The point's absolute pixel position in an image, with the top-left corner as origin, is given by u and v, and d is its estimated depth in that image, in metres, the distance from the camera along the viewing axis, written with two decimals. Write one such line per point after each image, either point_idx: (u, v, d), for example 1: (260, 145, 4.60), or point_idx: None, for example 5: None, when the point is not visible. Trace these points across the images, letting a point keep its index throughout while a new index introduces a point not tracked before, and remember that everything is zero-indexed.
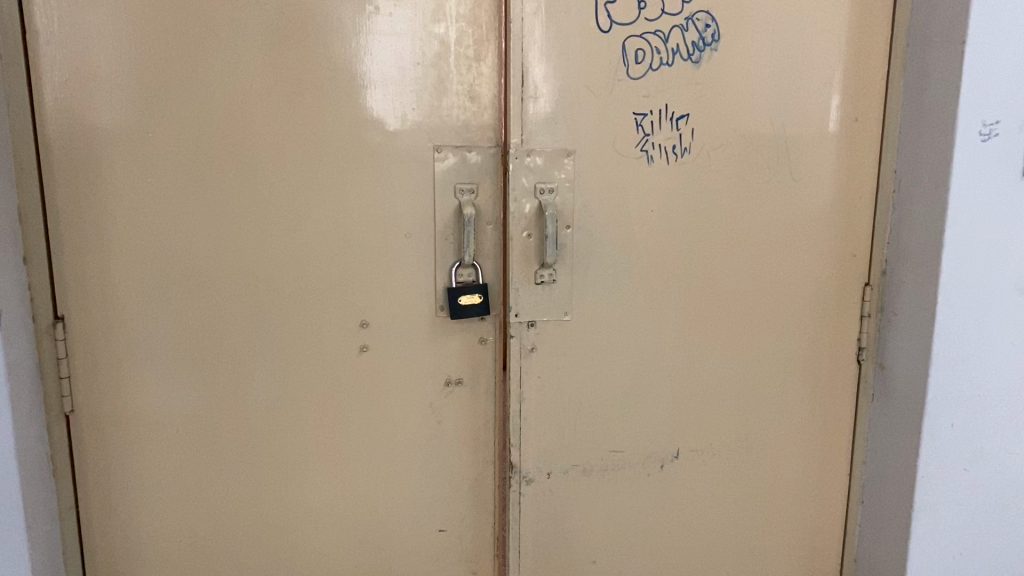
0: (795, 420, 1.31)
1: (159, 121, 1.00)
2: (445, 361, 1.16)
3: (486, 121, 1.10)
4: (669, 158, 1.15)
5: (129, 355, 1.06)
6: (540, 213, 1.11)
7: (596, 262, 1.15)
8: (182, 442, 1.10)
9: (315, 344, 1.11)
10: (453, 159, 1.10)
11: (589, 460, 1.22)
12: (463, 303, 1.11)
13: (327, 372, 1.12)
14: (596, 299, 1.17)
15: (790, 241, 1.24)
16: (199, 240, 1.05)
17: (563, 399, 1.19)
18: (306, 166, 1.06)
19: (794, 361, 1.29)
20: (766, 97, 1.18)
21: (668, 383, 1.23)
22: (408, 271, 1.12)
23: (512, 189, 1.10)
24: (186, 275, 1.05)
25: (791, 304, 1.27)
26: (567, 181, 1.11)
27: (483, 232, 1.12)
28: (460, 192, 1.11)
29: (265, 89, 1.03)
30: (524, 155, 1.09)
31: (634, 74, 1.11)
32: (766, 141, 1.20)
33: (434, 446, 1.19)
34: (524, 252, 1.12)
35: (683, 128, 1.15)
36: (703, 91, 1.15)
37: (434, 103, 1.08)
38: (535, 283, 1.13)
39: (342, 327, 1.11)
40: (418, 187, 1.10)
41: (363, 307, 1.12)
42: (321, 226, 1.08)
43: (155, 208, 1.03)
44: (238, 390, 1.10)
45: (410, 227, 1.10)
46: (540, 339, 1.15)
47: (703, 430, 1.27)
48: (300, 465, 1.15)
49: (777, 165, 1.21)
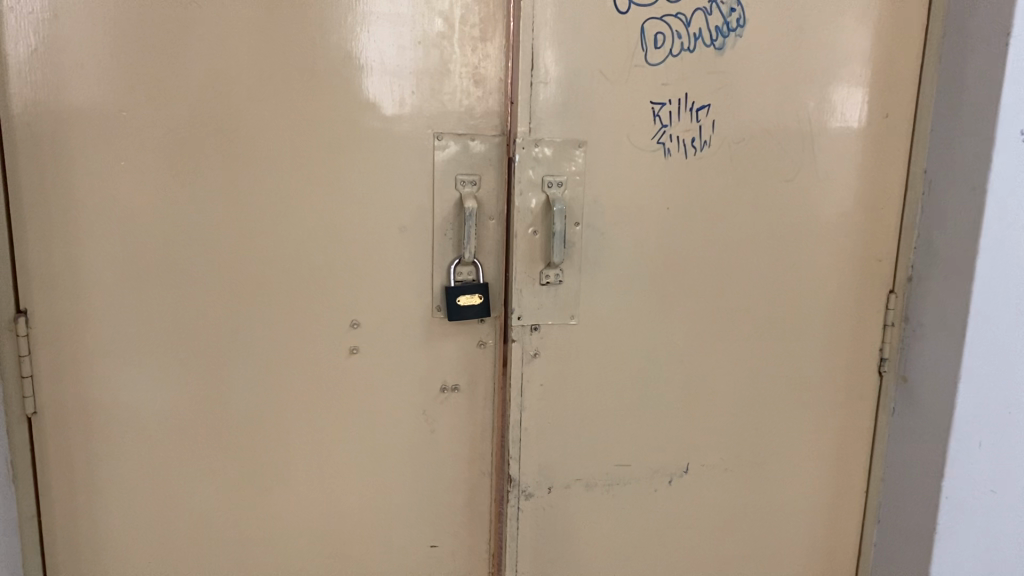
0: (811, 433, 1.24)
1: (135, 99, 0.92)
2: (440, 365, 1.08)
3: (490, 108, 1.02)
4: (687, 151, 1.07)
5: (100, 353, 0.97)
6: (548, 208, 1.02)
7: (606, 263, 1.07)
8: (156, 447, 1.02)
9: (301, 345, 1.03)
10: (454, 148, 1.01)
11: (593, 475, 1.14)
12: (462, 303, 1.03)
13: (313, 375, 1.04)
14: (605, 303, 1.08)
15: (811, 244, 1.16)
16: (176, 230, 0.96)
17: (568, 409, 1.10)
18: (296, 152, 0.97)
19: (813, 371, 1.21)
20: (793, 88, 1.10)
21: (679, 394, 1.15)
22: (403, 269, 1.04)
23: (518, 182, 1.01)
24: (163, 268, 0.97)
25: (810, 311, 1.19)
26: (578, 174, 1.03)
27: (485, 227, 1.04)
28: (462, 183, 1.02)
29: (250, 66, 0.94)
30: (533, 146, 1.00)
31: (653, 60, 1.02)
32: (791, 136, 1.11)
33: (427, 456, 1.11)
34: (529, 251, 1.03)
35: (704, 119, 1.06)
36: (726, 80, 1.06)
37: (435, 87, 0.99)
38: (540, 284, 1.04)
39: (330, 327, 1.03)
40: (416, 177, 1.01)
41: (353, 306, 1.03)
42: (310, 217, 0.99)
43: (130, 194, 0.94)
44: (217, 392, 1.02)
45: (406, 221, 1.02)
46: (544, 344, 1.07)
47: (715, 444, 1.19)
48: (284, 474, 1.07)
49: (801, 162, 1.13)
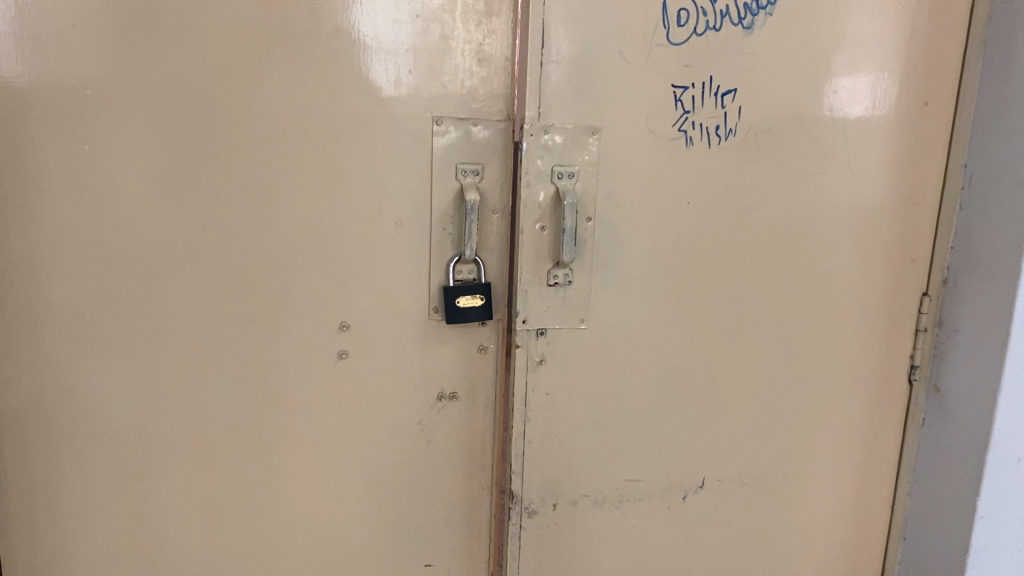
0: (835, 446, 1.15)
1: (100, 75, 0.82)
2: (437, 372, 0.99)
3: (495, 90, 0.92)
4: (711, 140, 0.97)
5: (62, 357, 0.88)
6: (557, 201, 0.93)
7: (620, 262, 0.98)
8: (124, 460, 0.93)
9: (285, 349, 0.94)
10: (455, 134, 0.92)
11: (601, 490, 1.05)
12: (461, 305, 0.94)
13: (298, 382, 0.95)
14: (617, 306, 0.99)
15: (841, 243, 1.07)
16: (146, 223, 0.87)
17: (575, 420, 1.01)
18: (280, 136, 0.88)
19: (838, 380, 1.13)
20: (825, 73, 1.00)
21: (695, 403, 1.06)
22: (398, 267, 0.94)
23: (525, 172, 0.91)
24: (132, 264, 0.87)
25: (838, 315, 1.10)
26: (591, 164, 0.93)
27: (487, 222, 0.95)
28: (462, 173, 0.93)
29: (229, 40, 0.84)
30: (542, 133, 0.90)
31: (675, 40, 0.93)
32: (822, 125, 1.02)
33: (422, 469, 1.02)
34: (537, 248, 0.94)
35: (729, 105, 0.97)
36: (755, 63, 0.96)
37: (435, 67, 0.90)
38: (547, 284, 0.95)
39: (317, 330, 0.94)
40: (413, 166, 0.92)
41: (343, 307, 0.94)
42: (295, 209, 0.90)
43: (95, 182, 0.85)
44: (191, 400, 0.93)
45: (402, 214, 0.93)
46: (551, 350, 0.97)
47: (733, 457, 1.10)
48: (265, 489, 0.98)
49: (833, 154, 1.03)
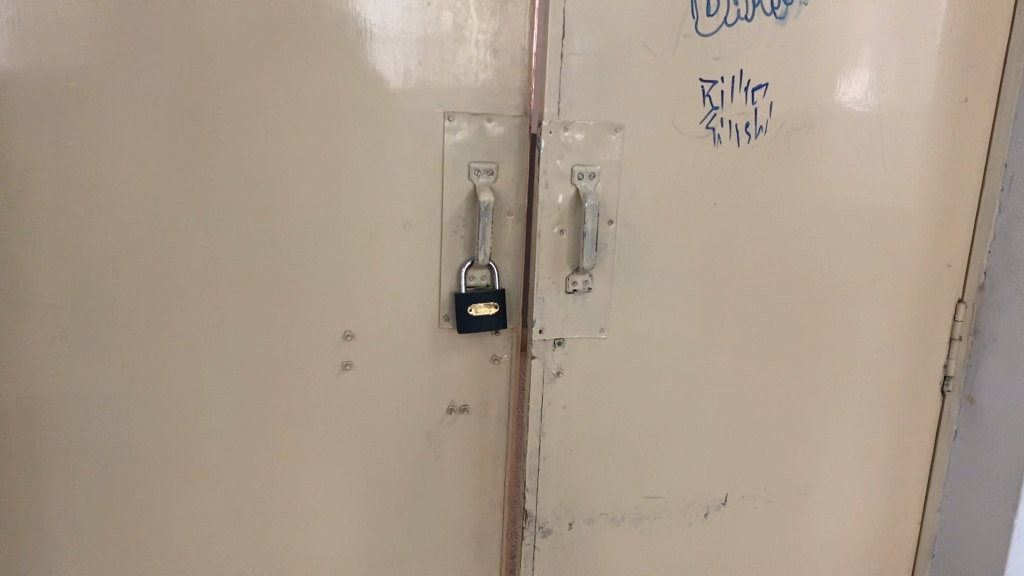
0: (864, 461, 1.09)
1: (85, 66, 0.76)
2: (447, 384, 0.93)
3: (511, 83, 0.86)
4: (739, 138, 0.91)
5: (46, 370, 0.82)
6: (577, 203, 0.87)
7: (642, 268, 0.92)
8: (113, 478, 0.87)
9: (285, 359, 0.88)
10: (469, 130, 0.86)
11: (619, 508, 0.99)
12: (474, 313, 0.88)
13: (299, 394, 0.89)
14: (638, 313, 0.93)
15: (874, 247, 1.01)
16: (136, 226, 0.81)
17: (593, 435, 0.95)
18: (280, 133, 0.82)
19: (867, 391, 1.07)
20: (861, 67, 0.94)
21: (718, 416, 1.00)
22: (406, 272, 0.88)
23: (543, 172, 0.85)
24: (122, 270, 0.81)
25: (869, 323, 1.04)
26: (613, 163, 0.87)
27: (502, 224, 0.89)
28: (476, 172, 0.87)
29: (224, 28, 0.78)
30: (561, 130, 0.84)
31: (704, 30, 0.86)
32: (858, 122, 0.96)
33: (430, 485, 0.96)
34: (555, 253, 0.88)
35: (760, 100, 0.91)
36: (788, 55, 0.90)
37: (446, 58, 0.83)
38: (566, 291, 0.89)
39: (319, 339, 0.88)
40: (423, 165, 0.86)
41: (348, 315, 0.88)
42: (297, 211, 0.84)
43: (80, 181, 0.78)
44: (186, 414, 0.87)
45: (411, 216, 0.87)
46: (568, 361, 0.92)
47: (757, 472, 1.05)
48: (264, 508, 0.92)
49: (868, 153, 0.97)
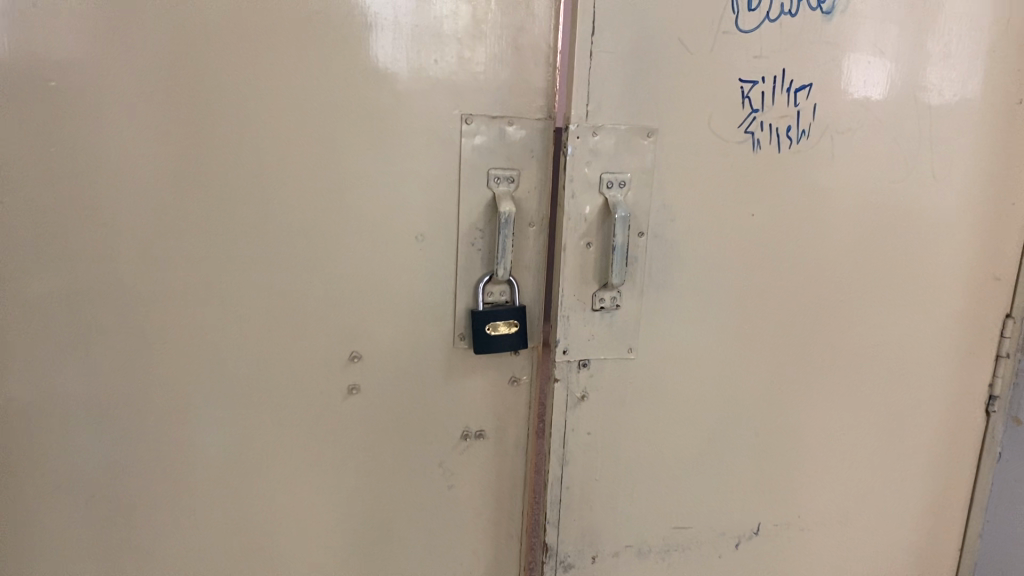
0: (903, 486, 1.03)
1: (67, 65, 0.68)
2: (462, 408, 0.86)
3: (534, 83, 0.79)
4: (780, 143, 0.84)
5: (27, 398, 0.75)
6: (605, 214, 0.80)
7: (674, 283, 0.85)
8: (102, 512, 0.80)
9: (287, 383, 0.81)
10: (488, 135, 0.78)
11: (646, 540, 0.93)
12: (492, 332, 0.81)
13: (302, 419, 0.83)
14: (669, 332, 0.86)
15: (920, 260, 0.94)
16: (125, 240, 0.73)
17: (618, 462, 0.89)
18: (283, 137, 0.74)
19: (908, 412, 1.00)
20: (912, 66, 0.87)
21: (751, 441, 0.94)
22: (418, 289, 0.81)
23: (569, 180, 0.78)
24: (109, 288, 0.74)
25: (912, 341, 0.97)
26: (644, 171, 0.80)
27: (523, 236, 0.82)
28: (496, 180, 0.80)
29: (221, 23, 0.71)
30: (590, 134, 0.77)
31: (745, 26, 0.79)
32: (907, 125, 0.88)
33: (443, 515, 0.90)
34: (581, 268, 0.81)
35: (804, 102, 0.83)
36: (834, 53, 0.83)
37: (465, 55, 0.76)
38: (592, 309, 0.82)
39: (324, 361, 0.81)
40: (438, 173, 0.79)
41: (355, 334, 0.81)
42: (300, 222, 0.77)
43: (63, 192, 0.71)
44: (180, 444, 0.80)
45: (424, 228, 0.80)
46: (593, 384, 0.85)
47: (792, 500, 0.98)
48: (265, 540, 0.86)
49: (916, 159, 0.90)
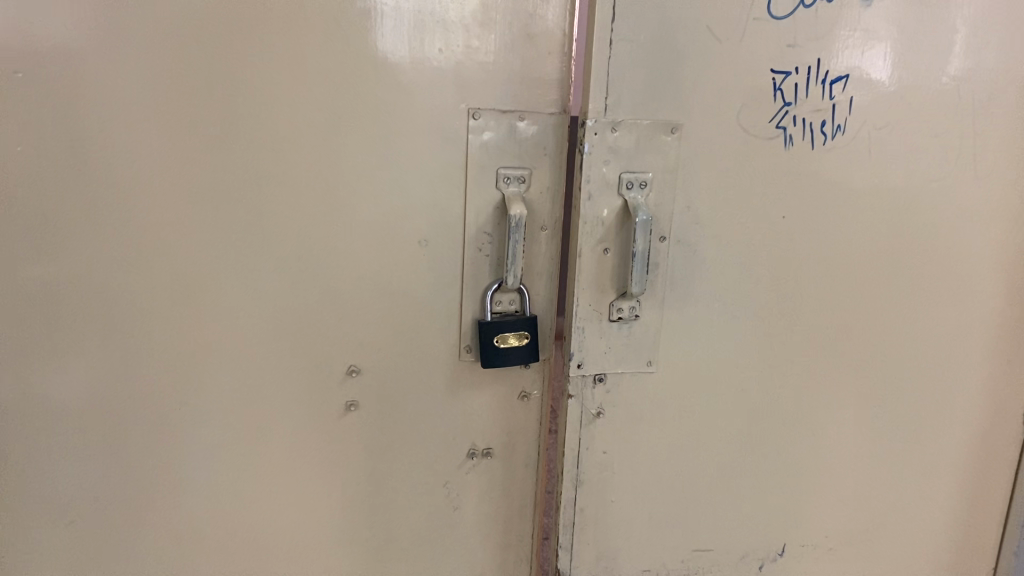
0: (935, 507, 0.96)
1: (36, 57, 0.63)
2: (468, 425, 0.80)
3: (547, 74, 0.72)
4: (814, 140, 0.77)
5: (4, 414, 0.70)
6: (625, 218, 0.73)
7: (697, 291, 0.79)
8: (88, 532, 0.76)
9: (280, 399, 0.75)
10: (497, 131, 0.72)
11: (663, 564, 0.89)
12: (501, 345, 0.75)
13: (296, 438, 0.77)
14: (691, 344, 0.80)
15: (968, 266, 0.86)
16: (103, 246, 0.68)
17: (634, 481, 0.83)
18: (274, 134, 0.68)
19: (945, 430, 0.93)
20: (963, 55, 0.79)
21: (777, 459, 0.88)
22: (421, 298, 0.75)
23: (586, 181, 0.71)
24: (89, 298, 0.69)
25: (956, 353, 0.89)
26: (666, 170, 0.74)
27: (535, 241, 0.75)
28: (505, 180, 0.73)
29: (203, 9, 0.64)
30: (608, 131, 0.71)
31: (778, 11, 0.72)
32: (956, 119, 0.80)
33: (448, 538, 0.84)
34: (598, 276, 0.74)
35: (840, 95, 0.76)
36: (876, 41, 0.76)
37: (471, 44, 0.70)
38: (609, 320, 0.76)
39: (319, 376, 0.76)
40: (442, 173, 0.72)
41: (352, 348, 0.75)
42: (294, 228, 0.71)
43: (36, 194, 0.66)
44: (167, 463, 0.75)
45: (427, 233, 0.73)
46: (609, 399, 0.79)
47: (819, 520, 0.92)
48: (259, 563, 0.81)
49: (967, 156, 0.82)
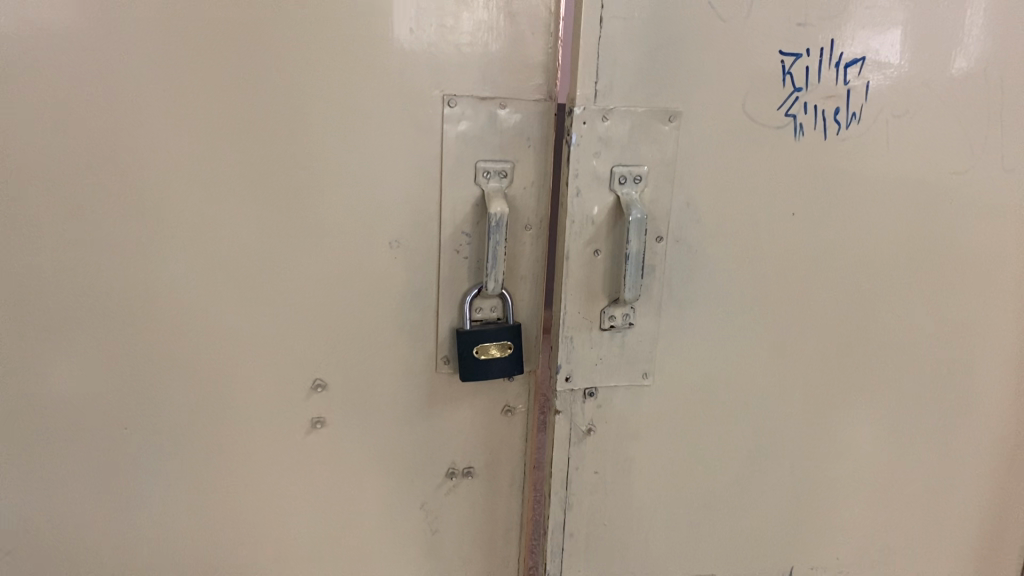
0: (957, 531, 0.89)
1: None
2: (447, 443, 0.73)
3: (532, 57, 0.65)
4: (826, 129, 0.70)
5: None
6: (617, 216, 0.66)
7: (697, 296, 0.72)
8: (33, 562, 0.69)
9: (238, 418, 0.69)
10: (476, 120, 0.65)
11: None
12: (482, 357, 0.68)
13: (258, 459, 0.70)
14: (690, 353, 0.73)
15: (996, 270, 0.78)
16: (40, 250, 0.62)
17: (628, 502, 0.77)
18: (227, 122, 0.61)
19: (970, 448, 0.85)
20: (995, 36, 0.71)
21: (783, 477, 0.81)
22: (393, 306, 0.68)
23: (573, 175, 0.64)
24: (27, 306, 0.63)
25: (982, 364, 0.82)
26: (663, 163, 0.67)
27: (518, 241, 0.68)
28: (485, 174, 0.66)
29: None
30: (598, 120, 0.64)
31: None
32: (986, 107, 0.73)
33: (427, 564, 0.77)
34: (588, 280, 0.67)
35: (855, 80, 0.69)
36: (895, 19, 0.68)
37: (446, 24, 0.62)
38: (601, 328, 0.69)
39: (282, 392, 0.69)
40: (414, 168, 0.65)
41: (318, 360, 0.68)
42: (251, 227, 0.64)
43: None
44: (118, 485, 0.69)
45: (399, 234, 0.67)
46: (600, 414, 0.73)
47: (829, 542, 0.85)
48: None
49: (997, 148, 0.74)
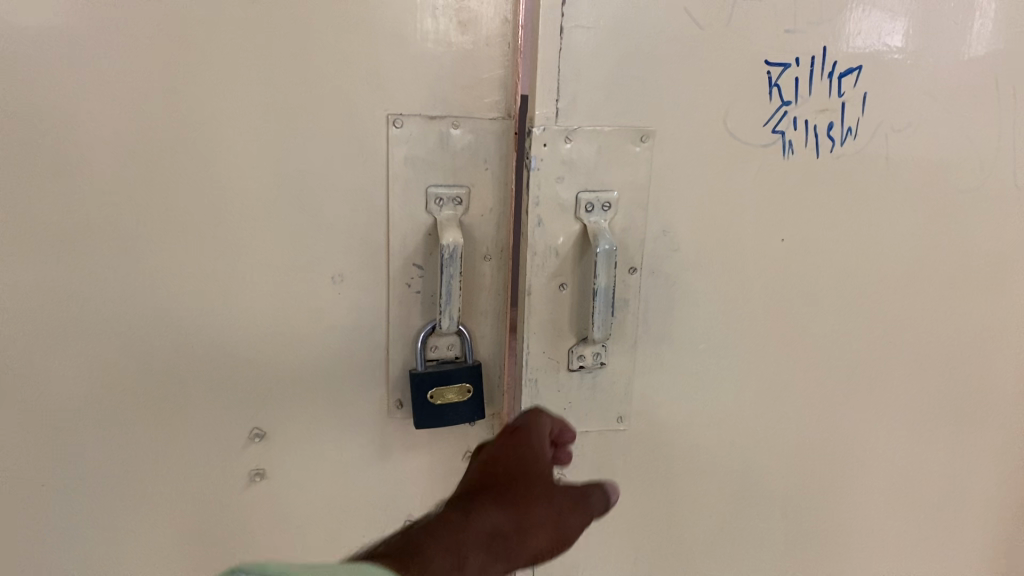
0: None
1: None
2: (402, 494, 0.67)
3: (488, 71, 0.58)
4: (818, 146, 0.63)
5: None
6: (585, 246, 0.60)
7: (675, 332, 0.65)
8: None
9: (171, 470, 0.63)
10: (426, 142, 0.58)
11: None
12: (439, 403, 0.61)
13: (193, 513, 0.64)
14: (669, 394, 0.67)
15: (1005, 300, 0.72)
16: None
17: (600, 551, 0.71)
18: (142, 151, 0.55)
19: (981, 491, 0.78)
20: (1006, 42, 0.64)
21: (772, 524, 0.74)
22: (337, 348, 0.62)
23: (534, 203, 0.58)
24: None
25: (991, 400, 0.75)
26: (635, 188, 0.60)
27: (477, 274, 0.62)
28: (439, 201, 0.59)
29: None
30: (561, 141, 0.57)
31: None
32: (995, 122, 0.66)
33: None
34: (553, 317, 0.61)
35: (850, 91, 0.62)
36: (895, 24, 0.61)
37: (389, 35, 0.55)
38: (569, 369, 0.63)
39: (218, 442, 0.63)
40: (358, 197, 0.58)
41: (257, 408, 0.62)
42: (175, 266, 0.58)
43: None
44: (39, 546, 0.63)
45: (343, 269, 0.60)
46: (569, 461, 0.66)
47: None
48: None
49: (1007, 167, 0.67)
